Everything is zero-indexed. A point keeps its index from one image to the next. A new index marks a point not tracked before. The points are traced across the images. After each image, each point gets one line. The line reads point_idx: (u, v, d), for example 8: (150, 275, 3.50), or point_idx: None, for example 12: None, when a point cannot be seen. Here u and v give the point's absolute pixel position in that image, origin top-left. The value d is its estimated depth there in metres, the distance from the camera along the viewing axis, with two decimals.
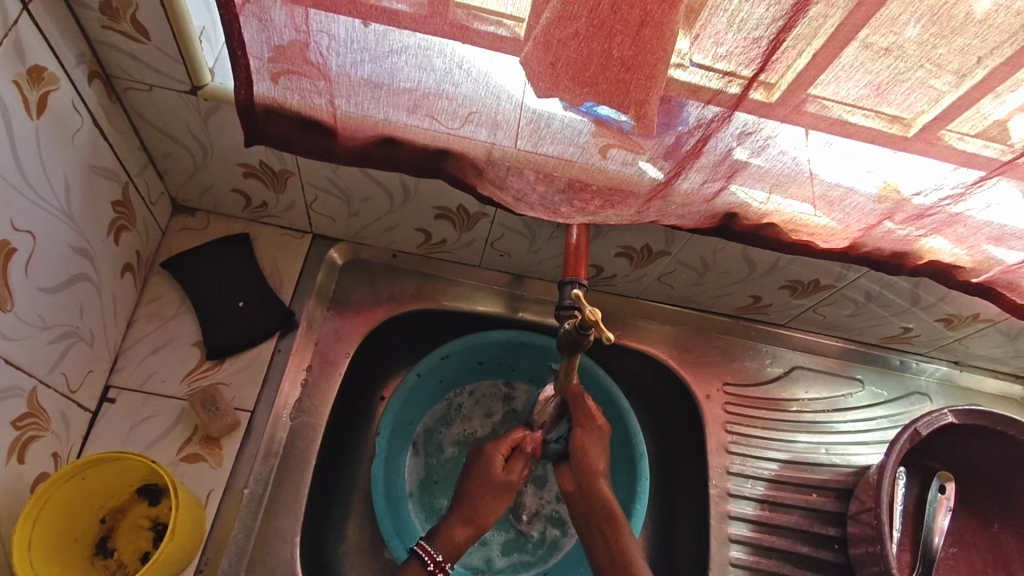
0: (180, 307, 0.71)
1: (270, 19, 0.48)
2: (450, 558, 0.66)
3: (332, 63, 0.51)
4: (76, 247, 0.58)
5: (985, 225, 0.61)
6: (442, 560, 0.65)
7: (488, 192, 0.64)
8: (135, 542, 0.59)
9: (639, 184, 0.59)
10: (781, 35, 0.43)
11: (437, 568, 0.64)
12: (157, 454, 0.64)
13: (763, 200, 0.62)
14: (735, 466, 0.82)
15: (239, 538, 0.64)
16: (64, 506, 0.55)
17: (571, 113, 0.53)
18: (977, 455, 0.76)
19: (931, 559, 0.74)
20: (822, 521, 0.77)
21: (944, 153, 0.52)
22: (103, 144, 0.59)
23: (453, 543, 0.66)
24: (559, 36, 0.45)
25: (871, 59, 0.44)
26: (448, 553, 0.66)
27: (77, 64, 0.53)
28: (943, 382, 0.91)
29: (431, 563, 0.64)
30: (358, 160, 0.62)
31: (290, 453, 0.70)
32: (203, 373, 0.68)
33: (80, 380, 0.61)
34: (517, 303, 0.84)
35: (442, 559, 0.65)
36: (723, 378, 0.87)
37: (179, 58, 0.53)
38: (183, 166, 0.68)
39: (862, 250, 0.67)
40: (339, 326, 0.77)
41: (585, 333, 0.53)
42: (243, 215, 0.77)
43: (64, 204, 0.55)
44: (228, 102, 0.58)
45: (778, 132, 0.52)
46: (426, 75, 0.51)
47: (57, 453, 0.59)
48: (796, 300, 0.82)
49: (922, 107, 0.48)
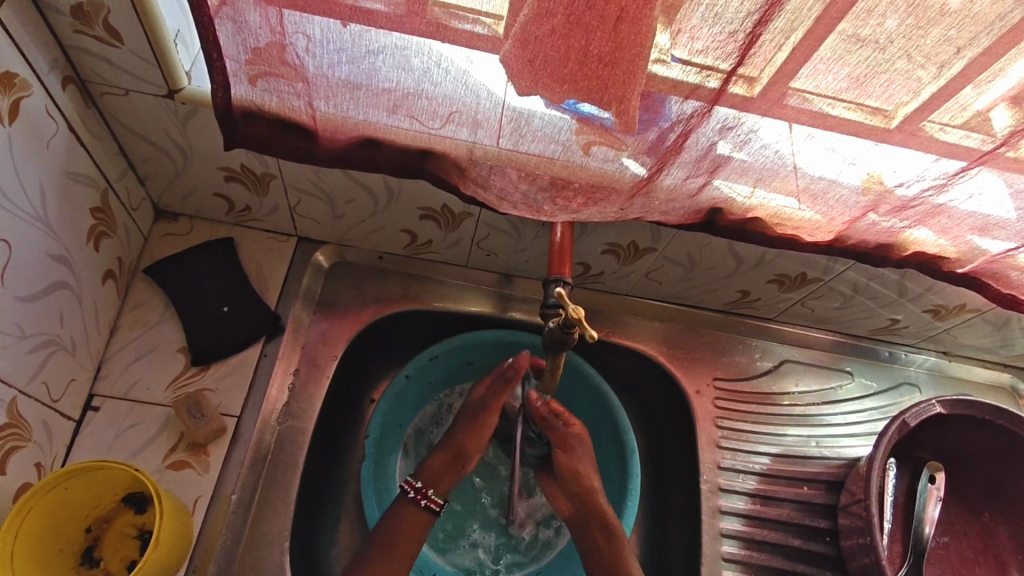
0: (163, 313, 0.71)
1: (244, 21, 0.47)
2: (431, 484, 0.69)
3: (310, 64, 0.51)
4: (54, 255, 0.57)
5: (969, 216, 0.61)
6: (421, 487, 0.68)
7: (470, 192, 0.64)
8: (122, 550, 0.58)
9: (621, 180, 0.59)
10: (757, 29, 0.43)
11: (414, 493, 0.68)
12: (142, 462, 0.63)
13: (747, 194, 0.61)
14: (726, 461, 0.82)
15: (227, 545, 0.63)
16: (47, 516, 0.54)
17: (552, 110, 0.52)
18: (966, 444, 0.77)
19: (921, 549, 0.72)
20: (813, 513, 0.76)
21: (926, 144, 0.52)
22: (80, 149, 0.58)
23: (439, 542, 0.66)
24: (536, 33, 0.45)
25: (850, 51, 0.44)
26: (430, 480, 0.69)
27: (50, 71, 0.52)
28: (932, 372, 0.92)
29: (413, 491, 0.68)
30: (340, 161, 0.61)
31: (277, 459, 0.69)
32: (188, 379, 0.68)
33: (62, 390, 0.61)
34: (505, 302, 0.84)
35: (422, 486, 0.68)
36: (713, 373, 0.87)
37: (154, 61, 0.53)
38: (164, 171, 0.67)
39: (847, 242, 0.67)
40: (327, 329, 0.77)
41: (568, 331, 0.53)
42: (227, 219, 0.76)
43: (40, 211, 0.54)
44: (206, 105, 0.57)
45: (760, 125, 0.52)
46: (405, 75, 0.51)
47: (41, 463, 0.58)
48: (784, 294, 0.82)
49: (903, 98, 0.48)
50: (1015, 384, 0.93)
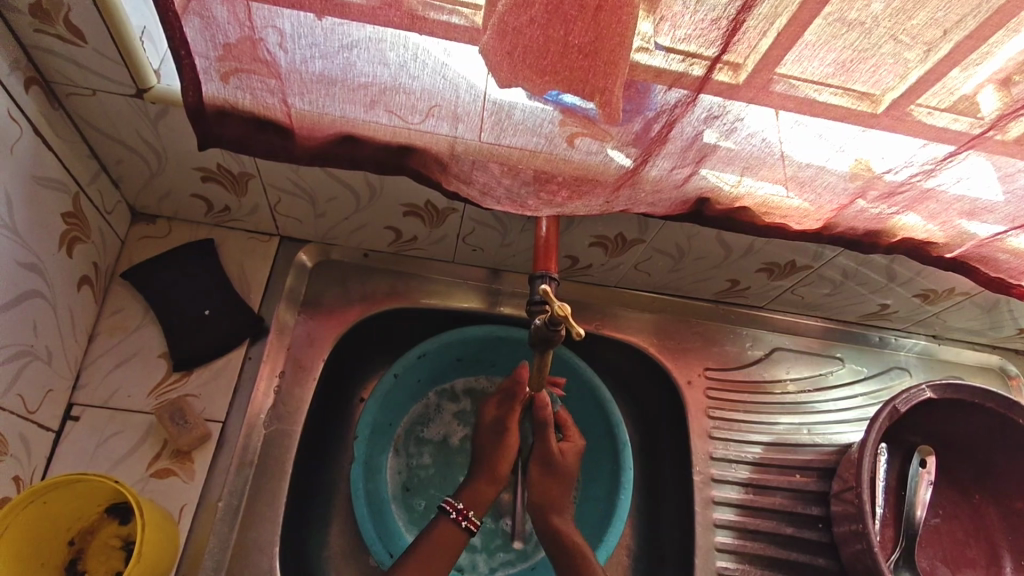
0: (143, 318, 0.69)
1: (212, 17, 0.46)
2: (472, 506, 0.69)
3: (282, 60, 0.49)
4: (24, 263, 0.55)
5: (957, 201, 0.61)
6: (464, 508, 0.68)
7: (453, 187, 0.62)
8: (107, 562, 0.58)
9: (606, 173, 0.58)
10: (741, 15, 0.42)
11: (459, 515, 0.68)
12: (125, 471, 0.62)
13: (734, 183, 0.60)
14: (718, 451, 0.82)
15: (215, 552, 0.62)
16: (29, 531, 0.53)
17: (534, 102, 0.51)
18: (957, 428, 0.77)
19: (914, 533, 0.74)
20: (805, 501, 0.75)
21: (915, 129, 0.51)
22: (47, 154, 0.56)
23: (434, 539, 0.66)
24: (514, 24, 0.43)
25: (835, 36, 0.43)
26: (470, 501, 0.69)
27: (11, 72, 0.50)
28: (922, 356, 0.92)
29: (454, 511, 0.68)
30: (319, 159, 0.60)
31: (265, 463, 0.68)
32: (171, 385, 0.67)
33: (39, 401, 0.59)
34: (494, 297, 0.83)
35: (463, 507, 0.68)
36: (704, 363, 0.87)
37: (120, 61, 0.51)
38: (138, 172, 0.65)
39: (835, 230, 0.67)
40: (312, 329, 0.76)
41: (555, 329, 0.52)
42: (206, 220, 0.74)
43: (7, 218, 0.53)
44: (177, 105, 0.55)
45: (746, 113, 0.51)
46: (381, 69, 0.49)
47: (19, 477, 0.57)
48: (774, 282, 0.81)
49: (890, 83, 0.47)
50: (1004, 365, 0.93)
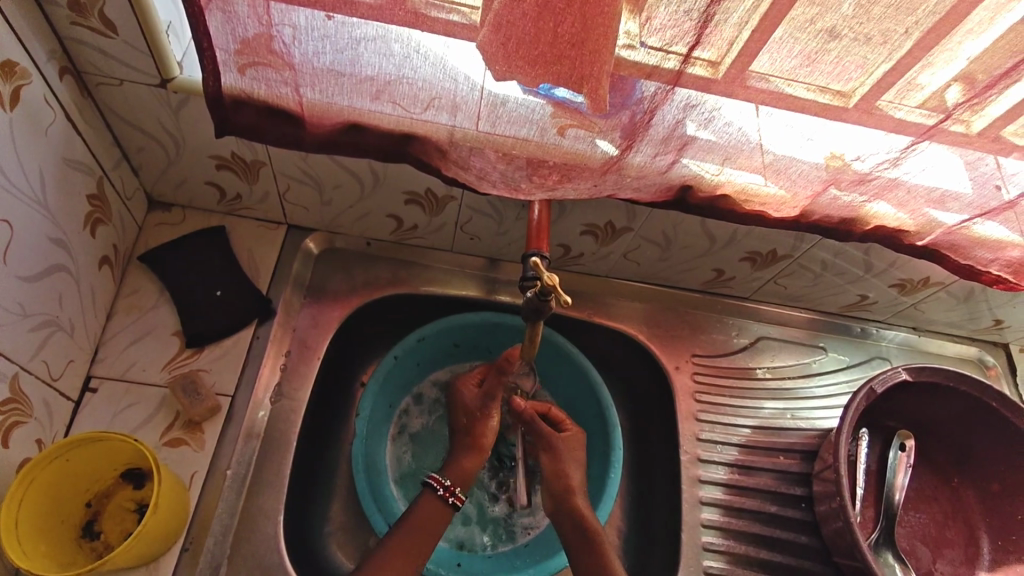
0: (158, 298, 0.73)
1: (232, 12, 0.50)
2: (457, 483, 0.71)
3: (295, 52, 0.54)
4: (53, 239, 0.60)
5: (923, 189, 0.65)
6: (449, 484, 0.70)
7: (452, 173, 0.66)
8: (120, 524, 0.61)
9: (593, 158, 0.62)
10: (711, 9, 0.46)
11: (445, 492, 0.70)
12: (141, 438, 0.66)
13: (715, 172, 0.65)
14: (705, 433, 0.85)
15: (223, 518, 0.65)
16: (51, 486, 0.57)
17: (528, 95, 0.56)
18: (934, 413, 0.80)
19: (892, 513, 0.77)
20: (788, 481, 0.78)
21: (878, 119, 0.55)
22: (76, 139, 0.61)
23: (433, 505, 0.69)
24: (507, 18, 0.48)
25: (798, 32, 0.48)
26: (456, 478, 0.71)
27: (47, 62, 0.55)
28: (903, 346, 0.95)
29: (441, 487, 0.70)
30: (327, 146, 0.64)
31: (270, 437, 0.71)
32: (183, 361, 0.70)
33: (61, 369, 0.63)
34: (491, 285, 0.87)
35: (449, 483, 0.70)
36: (692, 350, 0.90)
37: (146, 51, 0.55)
38: (157, 160, 0.70)
39: (812, 217, 0.71)
40: (317, 313, 0.80)
41: (546, 299, 0.56)
42: (218, 209, 0.79)
43: (39, 194, 0.57)
44: (197, 95, 0.60)
45: (721, 104, 0.56)
46: (385, 61, 0.54)
47: (41, 440, 0.60)
48: (757, 272, 0.85)
49: (852, 75, 0.51)
50: (983, 356, 0.96)
